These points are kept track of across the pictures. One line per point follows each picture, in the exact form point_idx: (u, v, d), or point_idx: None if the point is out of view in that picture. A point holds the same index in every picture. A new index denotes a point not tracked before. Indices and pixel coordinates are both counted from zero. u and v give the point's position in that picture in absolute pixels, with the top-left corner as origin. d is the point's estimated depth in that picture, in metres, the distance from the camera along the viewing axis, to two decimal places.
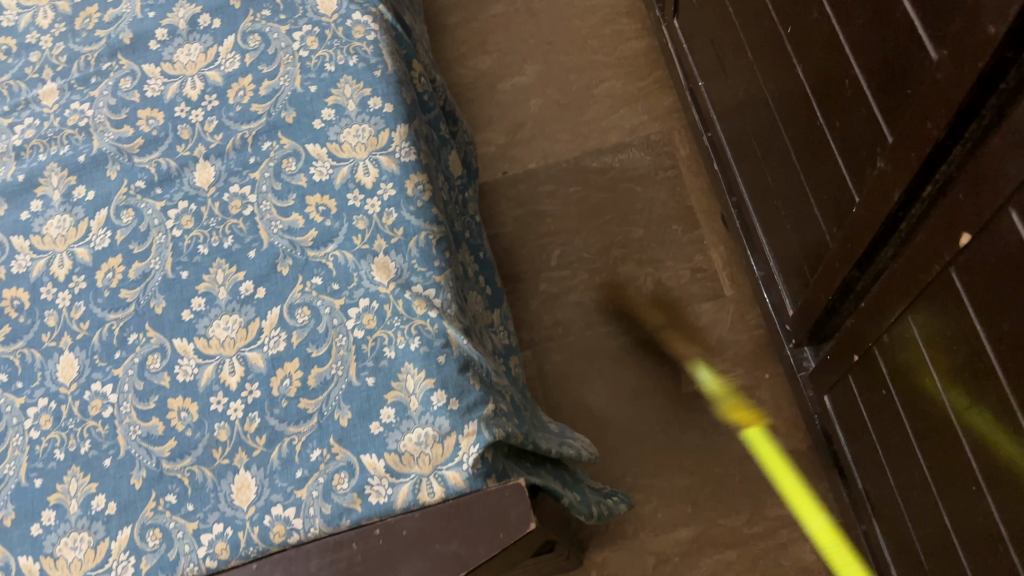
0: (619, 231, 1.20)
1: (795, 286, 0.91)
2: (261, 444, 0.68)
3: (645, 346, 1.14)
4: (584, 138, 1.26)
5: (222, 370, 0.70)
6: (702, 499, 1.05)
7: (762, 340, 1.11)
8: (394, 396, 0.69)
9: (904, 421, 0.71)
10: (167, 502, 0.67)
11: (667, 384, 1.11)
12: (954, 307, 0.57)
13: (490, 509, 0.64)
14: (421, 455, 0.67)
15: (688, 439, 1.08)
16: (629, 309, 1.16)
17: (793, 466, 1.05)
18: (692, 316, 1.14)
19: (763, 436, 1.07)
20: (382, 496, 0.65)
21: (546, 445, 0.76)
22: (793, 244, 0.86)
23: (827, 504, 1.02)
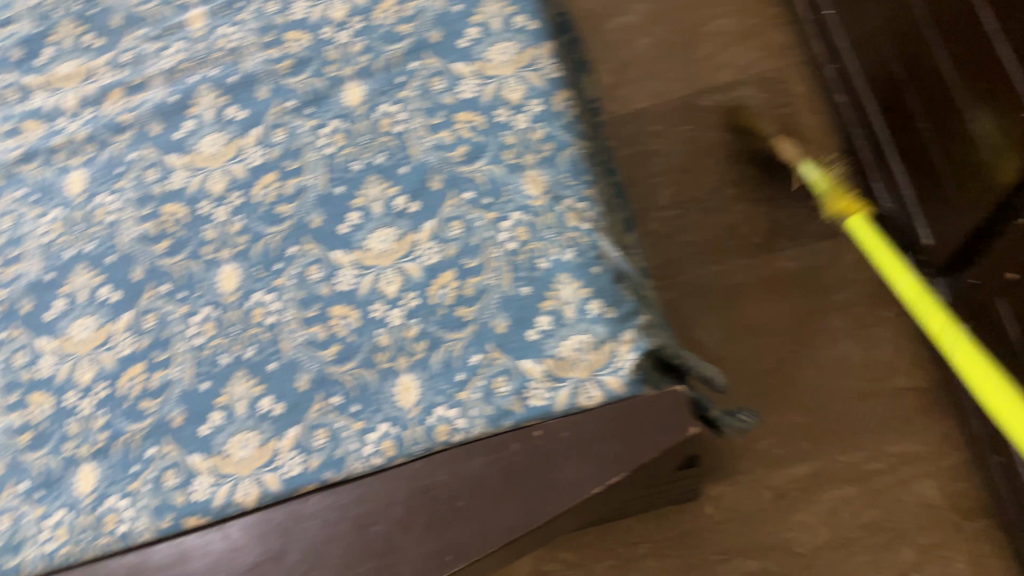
0: (732, 170, 1.19)
1: (934, 214, 0.89)
2: (422, 348, 0.70)
3: (759, 285, 1.13)
4: (694, 77, 1.25)
5: (380, 280, 0.72)
6: (820, 435, 1.05)
7: (882, 279, 1.10)
8: (549, 305, 0.69)
9: None
10: (333, 404, 0.69)
11: (783, 321, 1.11)
12: None
13: (653, 412, 0.65)
14: (579, 360, 0.67)
15: (805, 376, 1.08)
16: (744, 247, 1.15)
17: (914, 405, 1.04)
18: (809, 255, 1.13)
19: (883, 373, 1.06)
20: (542, 399, 0.67)
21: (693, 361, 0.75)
22: (939, 170, 0.86)
23: (950, 442, 1.02)
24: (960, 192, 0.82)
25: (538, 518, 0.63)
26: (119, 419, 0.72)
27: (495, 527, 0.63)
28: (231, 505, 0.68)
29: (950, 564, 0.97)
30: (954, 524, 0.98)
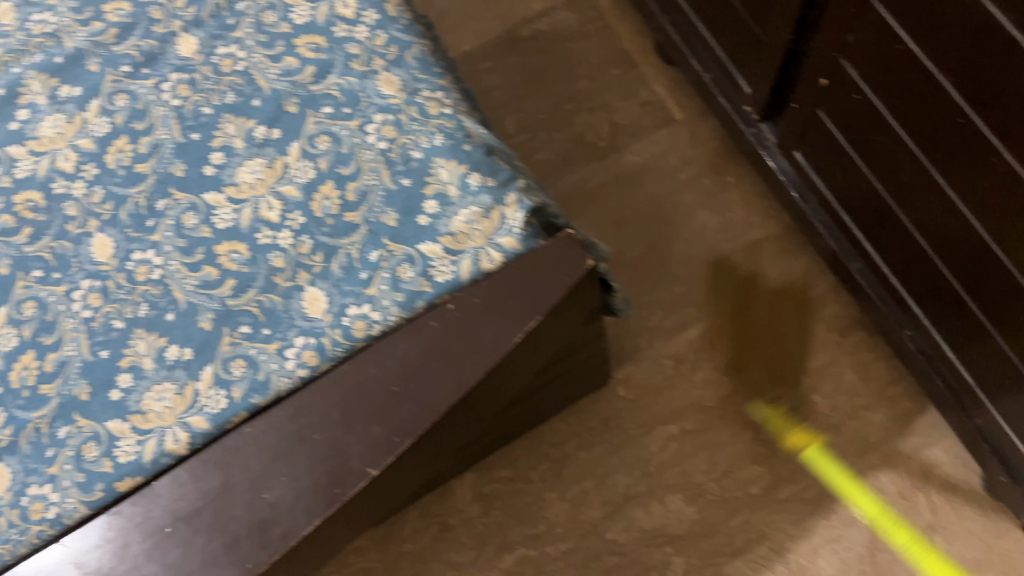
0: (565, 87, 1.25)
1: (747, 64, 0.99)
2: (319, 260, 0.70)
3: (616, 183, 1.20)
4: (510, 13, 1.32)
5: (260, 209, 0.72)
6: (701, 299, 1.13)
7: (719, 149, 1.20)
8: (433, 190, 0.71)
9: (883, 115, 0.77)
10: (242, 332, 0.69)
11: (644, 208, 1.18)
12: None
13: (551, 258, 0.70)
14: (473, 232, 0.70)
15: (675, 250, 1.16)
16: (592, 153, 1.22)
17: (773, 250, 1.14)
18: (651, 145, 1.21)
19: (740, 230, 1.15)
20: (448, 273, 0.69)
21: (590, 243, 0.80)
22: (741, 19, 0.95)
23: (811, 273, 1.13)
24: (763, 29, 0.90)
25: (471, 379, 0.67)
26: (19, 411, 0.68)
27: (431, 399, 0.67)
28: (163, 456, 0.66)
29: (841, 377, 1.07)
30: (836, 341, 1.09)
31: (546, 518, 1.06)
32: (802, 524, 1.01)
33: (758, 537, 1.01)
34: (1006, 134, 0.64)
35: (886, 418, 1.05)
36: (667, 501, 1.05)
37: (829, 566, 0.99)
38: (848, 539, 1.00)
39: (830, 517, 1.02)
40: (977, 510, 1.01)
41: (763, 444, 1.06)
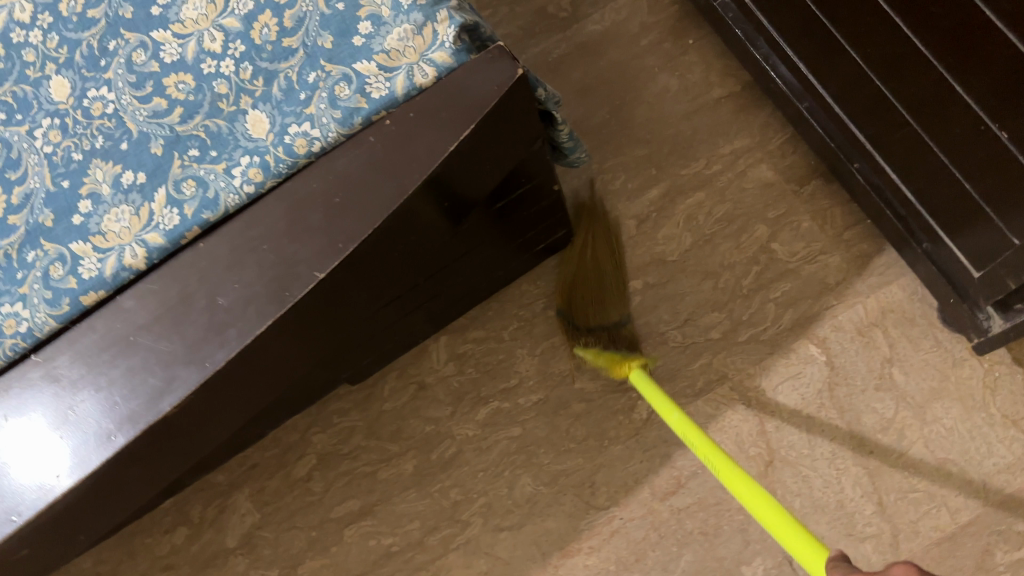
0: None
1: None
2: (260, 85, 0.74)
3: (578, 52, 1.22)
4: None
5: (203, 42, 0.75)
6: (663, 160, 1.16)
7: (679, 13, 1.21)
8: (366, 12, 0.74)
9: None
10: (191, 156, 0.73)
11: (606, 75, 1.20)
12: None
13: (481, 74, 0.72)
14: (405, 48, 0.72)
15: (637, 115, 1.18)
16: (555, 24, 1.24)
17: (733, 108, 1.16)
18: (612, 14, 1.23)
19: (700, 91, 1.17)
20: (383, 90, 0.72)
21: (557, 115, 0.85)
22: None
23: (771, 127, 1.14)
24: None
25: (409, 188, 0.71)
26: None
27: (372, 205, 0.70)
28: (123, 271, 0.71)
29: (799, 227, 1.10)
30: (794, 192, 1.11)
31: (518, 371, 1.11)
32: (761, 362, 1.06)
33: (719, 377, 1.07)
34: None
35: (843, 260, 1.08)
36: None
37: (788, 401, 1.04)
38: (807, 375, 1.05)
39: (789, 355, 1.06)
40: (933, 341, 1.03)
41: (722, 291, 1.09)
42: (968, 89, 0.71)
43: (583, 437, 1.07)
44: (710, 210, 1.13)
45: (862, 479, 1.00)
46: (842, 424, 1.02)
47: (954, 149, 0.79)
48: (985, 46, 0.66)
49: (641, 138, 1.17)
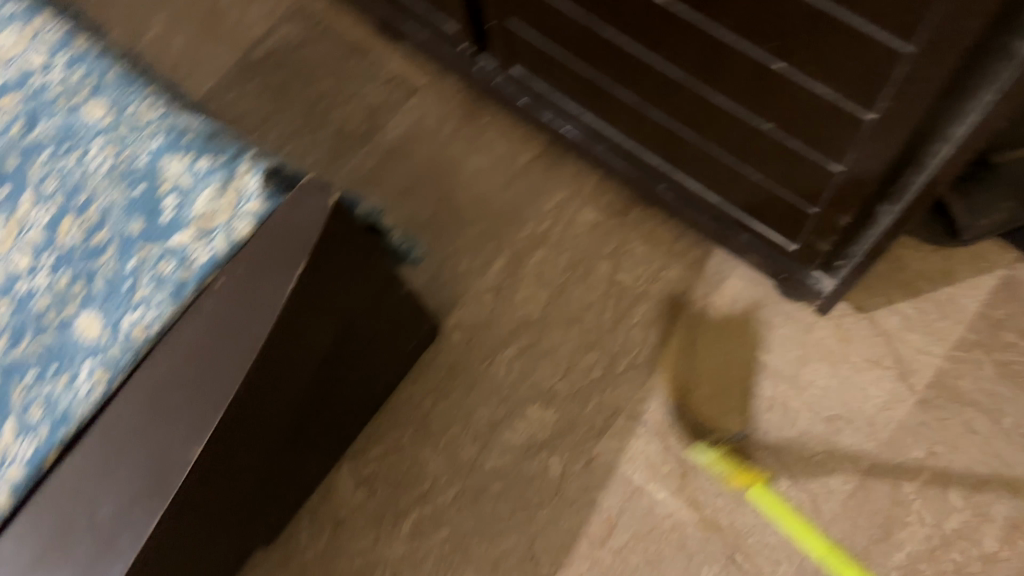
0: (311, 91, 1.29)
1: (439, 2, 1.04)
2: (81, 287, 0.74)
3: (386, 159, 1.25)
4: (236, 41, 1.33)
5: (11, 263, 0.76)
6: (500, 231, 1.20)
7: (467, 97, 1.27)
8: (167, 187, 0.75)
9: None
10: (30, 377, 0.72)
11: (421, 172, 1.24)
12: None
13: (297, 211, 0.73)
14: (216, 209, 0.74)
15: (460, 198, 1.22)
16: (357, 139, 1.26)
17: (543, 167, 1.23)
18: (407, 116, 1.26)
19: (509, 160, 1.23)
20: (205, 254, 0.72)
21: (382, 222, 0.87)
22: None
23: (582, 173, 1.22)
24: None
25: (259, 339, 0.70)
26: None
27: (227, 367, 0.70)
28: None
29: (635, 252, 1.18)
30: (621, 223, 1.19)
31: (428, 473, 1.11)
32: (645, 384, 1.12)
33: (614, 411, 1.11)
34: None
35: (682, 269, 1.16)
36: (528, 414, 1.12)
37: (680, 412, 1.10)
38: (687, 382, 1.11)
39: (666, 369, 1.12)
40: (782, 315, 1.12)
41: (589, 331, 1.15)
42: (729, 98, 0.80)
43: (509, 514, 1.08)
44: (554, 262, 1.18)
45: (768, 459, 1.06)
46: (733, 415, 1.09)
47: (739, 148, 0.87)
48: (736, 58, 0.74)
49: (474, 219, 1.21)
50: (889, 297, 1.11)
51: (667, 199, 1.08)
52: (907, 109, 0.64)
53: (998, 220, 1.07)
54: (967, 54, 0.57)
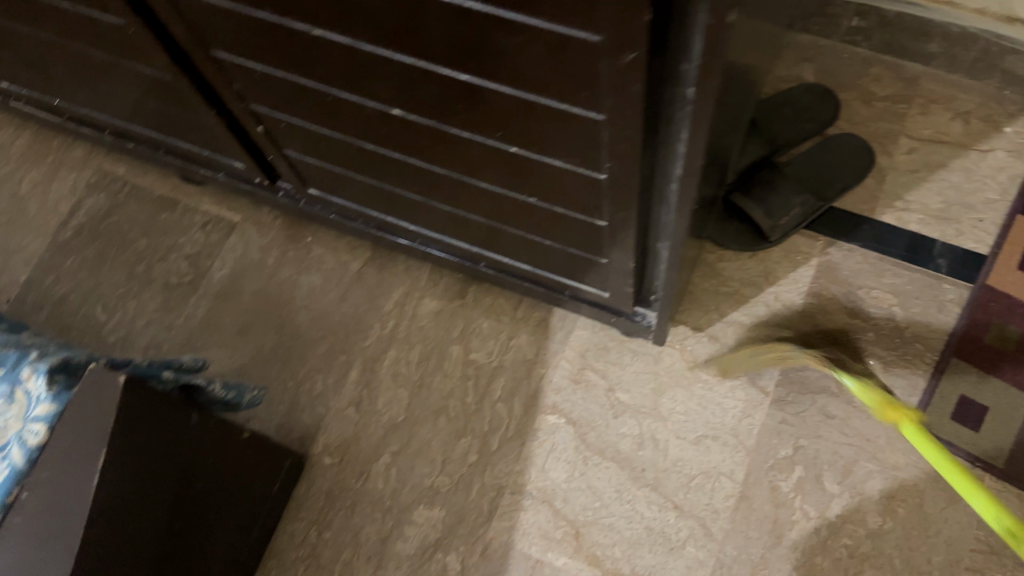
0: (130, 254, 1.28)
1: (220, 147, 1.06)
2: None
3: (219, 301, 1.24)
4: (45, 225, 1.32)
5: None
6: (346, 344, 1.19)
7: (284, 221, 1.28)
8: None
9: (306, 127, 0.90)
10: None
11: (256, 305, 1.23)
12: (197, 11, 0.74)
13: (90, 403, 0.73)
14: (10, 420, 0.75)
15: (300, 322, 1.21)
16: (185, 289, 1.25)
17: (375, 270, 1.24)
18: (230, 254, 1.27)
19: (339, 272, 1.24)
20: (6, 468, 0.74)
21: (193, 381, 0.87)
22: (182, 117, 1.03)
23: (413, 266, 1.23)
24: (198, 116, 0.99)
25: (75, 540, 0.70)
26: None
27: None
28: None
29: (482, 329, 1.19)
30: (462, 304, 1.21)
31: None
32: (521, 455, 1.12)
33: (497, 490, 1.10)
34: (355, 84, 0.76)
35: (529, 334, 1.19)
36: (416, 519, 1.10)
37: (558, 474, 1.11)
38: (560, 442, 1.12)
39: (536, 435, 1.13)
40: (631, 353, 1.17)
41: (456, 419, 1.14)
42: (490, 183, 0.84)
43: None
44: (405, 358, 1.18)
45: (651, 495, 1.08)
46: (609, 462, 1.11)
47: (521, 221, 0.91)
48: (478, 148, 0.78)
49: (319, 337, 1.20)
50: (720, 311, 1.17)
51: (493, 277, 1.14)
52: (623, 167, 0.69)
53: (797, 213, 1.15)
54: (643, 116, 0.61)
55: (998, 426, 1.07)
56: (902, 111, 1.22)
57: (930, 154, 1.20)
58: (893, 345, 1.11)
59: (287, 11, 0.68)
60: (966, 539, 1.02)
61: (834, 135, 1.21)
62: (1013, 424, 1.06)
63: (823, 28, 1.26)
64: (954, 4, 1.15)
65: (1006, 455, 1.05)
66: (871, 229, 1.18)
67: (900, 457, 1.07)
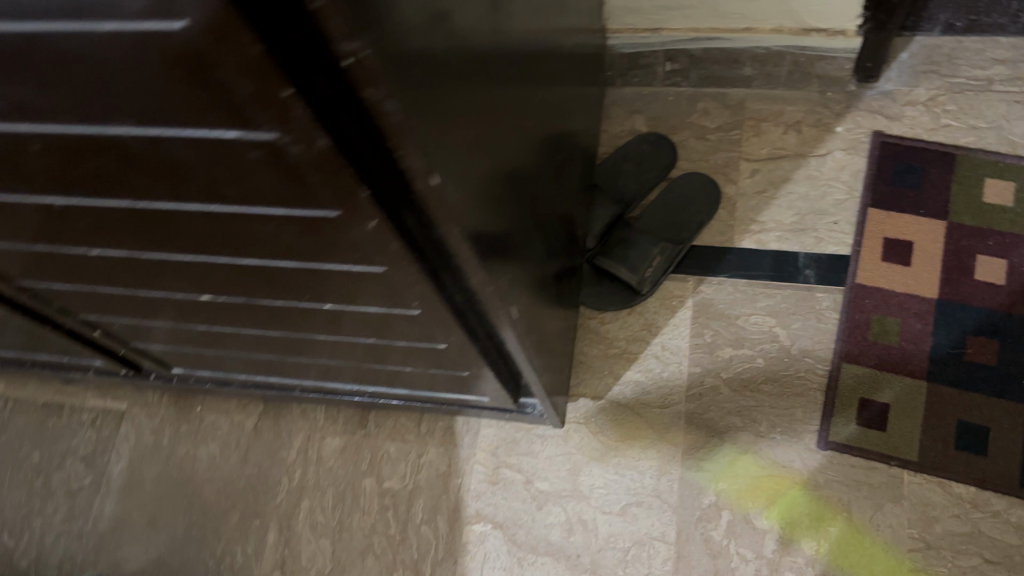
0: (25, 472, 1.26)
1: (75, 354, 1.05)
2: None
3: (122, 496, 1.22)
4: None
5: None
6: (258, 506, 1.17)
7: (172, 397, 1.27)
8: None
9: (140, 324, 0.89)
10: None
11: (161, 490, 1.21)
12: None
13: None
14: None
15: (207, 494, 1.19)
16: (87, 491, 1.23)
17: (270, 422, 1.22)
18: (125, 445, 1.25)
19: (236, 434, 1.22)
20: None
21: None
22: (25, 337, 1.02)
23: (307, 409, 1.22)
24: (39, 335, 0.98)
25: None
26: None
27: None
28: None
29: (389, 454, 1.17)
30: (363, 433, 1.19)
31: None
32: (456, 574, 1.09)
33: None
34: (157, 284, 0.75)
35: (436, 446, 1.17)
36: None
37: None
38: (490, 550, 1.10)
39: (466, 548, 1.11)
40: (539, 439, 1.16)
41: (384, 553, 1.12)
42: (327, 334, 0.83)
43: None
44: (320, 504, 1.16)
45: None
46: (544, 557, 1.09)
47: (376, 357, 0.90)
48: (297, 312, 0.77)
49: (229, 506, 1.18)
50: (613, 372, 1.18)
51: (381, 403, 1.14)
52: (425, 302, 0.68)
53: (659, 262, 1.18)
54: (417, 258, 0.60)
55: (905, 420, 1.07)
56: (735, 137, 1.27)
57: (772, 170, 1.24)
58: (779, 367, 1.13)
59: (57, 241, 0.68)
60: (902, 540, 1.02)
61: (677, 177, 1.26)
62: (916, 414, 1.07)
63: (644, 78, 1.31)
64: (752, 30, 1.19)
65: (917, 447, 1.06)
66: (735, 258, 1.21)
67: (819, 476, 1.07)
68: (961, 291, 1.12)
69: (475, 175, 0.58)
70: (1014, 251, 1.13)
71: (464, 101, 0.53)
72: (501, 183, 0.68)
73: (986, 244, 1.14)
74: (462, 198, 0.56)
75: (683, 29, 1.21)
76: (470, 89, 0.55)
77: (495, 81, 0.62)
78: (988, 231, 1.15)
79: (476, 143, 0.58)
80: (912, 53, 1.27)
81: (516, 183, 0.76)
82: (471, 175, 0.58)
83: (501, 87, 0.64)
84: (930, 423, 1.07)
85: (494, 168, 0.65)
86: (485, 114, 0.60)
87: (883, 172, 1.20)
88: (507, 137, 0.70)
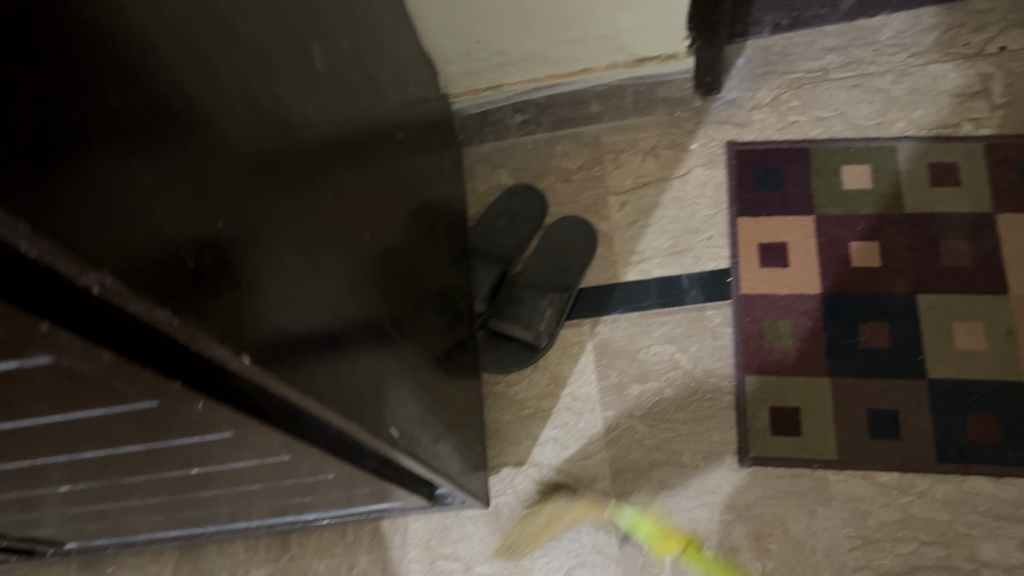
0: None
1: None
2: None
3: None
4: None
5: None
6: None
7: (79, 563, 1.19)
8: None
9: (8, 518, 0.82)
10: None
11: None
12: None
13: None
14: None
15: None
16: None
17: (189, 566, 1.16)
18: None
19: None
20: None
21: None
22: None
23: (225, 543, 1.16)
24: None
25: None
26: None
27: None
28: None
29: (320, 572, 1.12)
30: (289, 557, 1.14)
31: None
32: None
33: None
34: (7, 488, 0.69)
35: (368, 552, 1.13)
36: None
37: None
38: None
39: None
40: (470, 520, 1.12)
41: None
42: (212, 490, 0.78)
43: None
44: None
45: None
46: None
47: (273, 496, 0.85)
48: (169, 481, 0.72)
49: None
50: (528, 433, 1.15)
51: (299, 525, 1.08)
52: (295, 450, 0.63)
53: (551, 315, 1.16)
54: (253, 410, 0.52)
55: (817, 421, 1.08)
56: (598, 174, 1.28)
57: (640, 199, 1.26)
58: (687, 394, 1.13)
59: None
60: (841, 541, 1.03)
61: (551, 224, 1.25)
62: (826, 412, 1.08)
63: (499, 132, 1.32)
64: (587, 70, 1.19)
65: (835, 445, 1.07)
66: (623, 292, 1.20)
67: (748, 494, 1.07)
68: (842, 281, 1.15)
69: (309, 299, 0.51)
70: (882, 231, 1.16)
71: (268, 218, 0.45)
72: (346, 290, 0.61)
73: (855, 230, 1.17)
74: (295, 327, 0.48)
75: (522, 81, 1.21)
76: (282, 204, 0.48)
77: (310, 181, 0.55)
78: (854, 217, 1.18)
79: (299, 257, 0.50)
80: (747, 58, 1.30)
81: (369, 280, 0.70)
82: (307, 295, 0.51)
83: (320, 185, 0.57)
84: (842, 418, 1.08)
85: (330, 276, 0.57)
86: (309, 226, 0.53)
87: (743, 180, 1.23)
88: (347, 253, 0.63)
